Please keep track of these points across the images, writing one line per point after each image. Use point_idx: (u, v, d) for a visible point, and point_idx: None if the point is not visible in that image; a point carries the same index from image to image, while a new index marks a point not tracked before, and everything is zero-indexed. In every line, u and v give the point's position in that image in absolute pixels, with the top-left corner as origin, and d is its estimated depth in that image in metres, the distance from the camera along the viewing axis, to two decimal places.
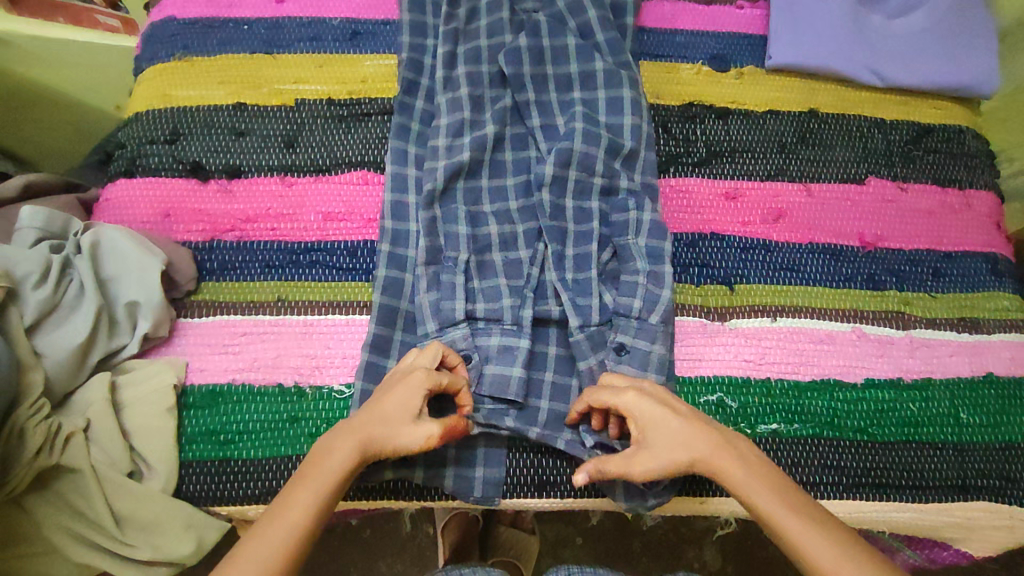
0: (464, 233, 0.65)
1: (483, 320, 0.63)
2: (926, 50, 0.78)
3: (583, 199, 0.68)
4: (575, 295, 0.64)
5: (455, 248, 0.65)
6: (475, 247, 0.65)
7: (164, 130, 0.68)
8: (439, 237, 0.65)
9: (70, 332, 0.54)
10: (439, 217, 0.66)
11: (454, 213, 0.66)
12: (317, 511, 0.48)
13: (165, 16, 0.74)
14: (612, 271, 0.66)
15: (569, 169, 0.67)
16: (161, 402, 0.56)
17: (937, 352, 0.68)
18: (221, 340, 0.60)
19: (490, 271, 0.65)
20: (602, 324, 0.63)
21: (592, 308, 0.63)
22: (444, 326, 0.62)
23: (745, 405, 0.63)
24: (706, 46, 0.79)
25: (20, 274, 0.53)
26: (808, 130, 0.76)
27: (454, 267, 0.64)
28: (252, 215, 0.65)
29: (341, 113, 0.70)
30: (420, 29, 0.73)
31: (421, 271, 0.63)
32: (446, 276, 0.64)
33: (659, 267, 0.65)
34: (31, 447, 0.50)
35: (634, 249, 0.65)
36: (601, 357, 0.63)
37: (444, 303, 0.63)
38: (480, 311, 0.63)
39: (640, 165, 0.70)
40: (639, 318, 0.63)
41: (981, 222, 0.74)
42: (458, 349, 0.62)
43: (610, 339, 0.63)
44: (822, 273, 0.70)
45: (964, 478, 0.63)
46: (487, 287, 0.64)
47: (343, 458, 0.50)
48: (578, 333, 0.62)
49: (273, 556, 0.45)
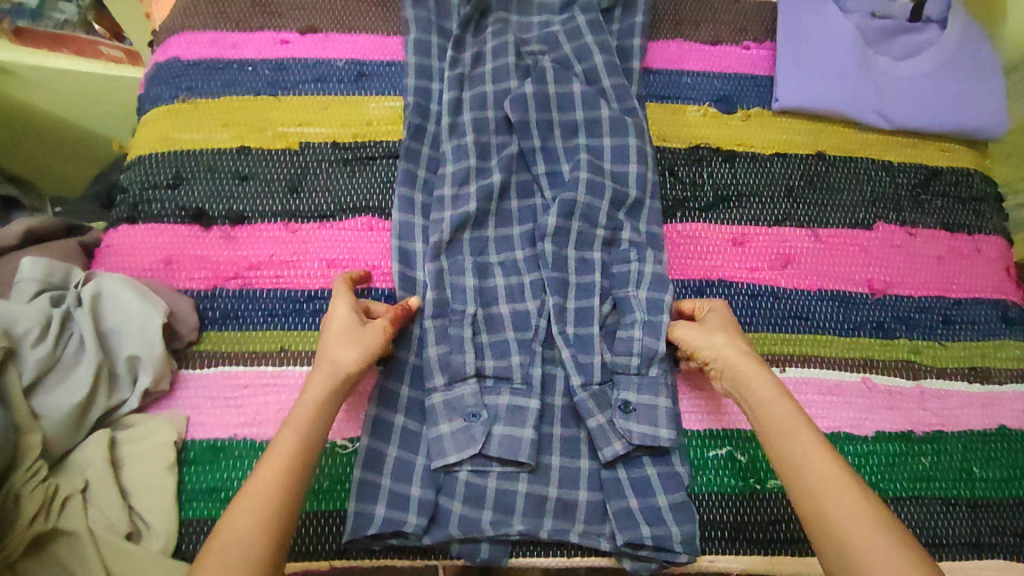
0: (471, 285, 0.65)
1: (494, 377, 0.62)
2: (933, 93, 0.78)
3: (587, 250, 0.67)
4: (576, 352, 0.63)
5: (462, 302, 0.64)
6: (482, 297, 0.65)
7: (167, 174, 0.68)
8: (446, 289, 0.64)
9: (69, 389, 0.53)
10: (445, 268, 0.65)
11: (460, 264, 0.65)
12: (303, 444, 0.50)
13: (169, 57, 0.74)
14: (612, 326, 0.65)
15: (572, 221, 0.67)
16: (162, 459, 0.55)
17: (949, 403, 0.67)
18: (222, 393, 0.59)
19: (498, 326, 0.64)
20: (603, 383, 0.63)
21: (594, 366, 0.63)
22: (452, 380, 0.61)
23: (755, 460, 0.62)
24: (712, 88, 0.79)
25: (19, 331, 0.52)
26: (815, 174, 0.75)
27: (461, 320, 0.63)
28: (255, 262, 0.64)
29: (345, 156, 0.69)
30: (425, 72, 0.73)
31: (428, 325, 0.62)
32: (453, 330, 0.63)
33: (658, 319, 0.64)
34: (28, 512, 0.49)
35: (634, 302, 0.65)
36: (608, 416, 0.61)
37: (453, 356, 0.62)
38: (490, 367, 0.62)
39: (645, 214, 0.69)
40: (642, 372, 0.63)
41: (990, 268, 0.74)
42: (466, 405, 0.60)
43: (613, 399, 0.62)
44: (831, 321, 0.69)
45: (978, 536, 0.62)
46: (494, 342, 0.63)
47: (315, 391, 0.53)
48: (581, 390, 0.62)
49: (268, 493, 0.47)
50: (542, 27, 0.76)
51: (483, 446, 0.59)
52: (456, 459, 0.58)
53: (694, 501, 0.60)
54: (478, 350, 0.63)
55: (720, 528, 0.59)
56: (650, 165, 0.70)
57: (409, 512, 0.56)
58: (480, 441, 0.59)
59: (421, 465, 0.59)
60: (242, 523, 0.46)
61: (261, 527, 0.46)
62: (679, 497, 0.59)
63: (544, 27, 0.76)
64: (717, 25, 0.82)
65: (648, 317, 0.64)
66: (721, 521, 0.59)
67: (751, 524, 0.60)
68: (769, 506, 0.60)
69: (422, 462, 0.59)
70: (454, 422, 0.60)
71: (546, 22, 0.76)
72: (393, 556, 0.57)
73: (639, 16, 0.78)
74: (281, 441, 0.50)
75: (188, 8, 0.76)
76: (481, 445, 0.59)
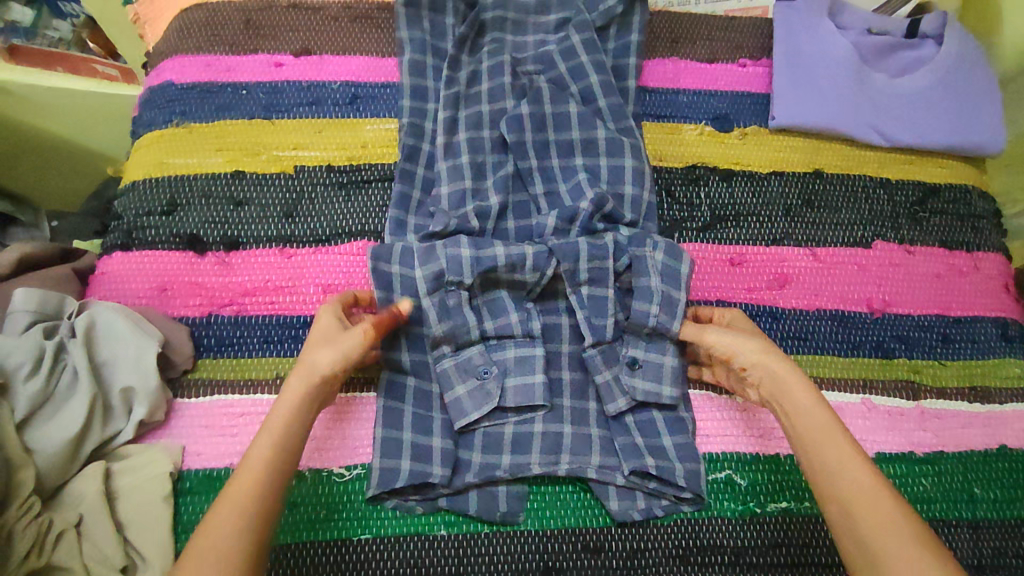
0: (468, 256, 0.63)
1: (495, 338, 0.64)
2: (930, 110, 0.78)
3: None
4: (591, 314, 0.65)
5: (459, 273, 0.63)
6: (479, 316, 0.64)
7: (161, 200, 0.67)
8: (438, 262, 0.63)
9: (63, 422, 0.53)
10: (444, 268, 0.63)
11: (457, 258, 0.63)
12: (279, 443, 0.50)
13: (163, 80, 0.73)
14: (624, 285, 0.66)
15: (572, 225, 0.67)
16: (158, 490, 0.54)
17: (949, 424, 0.66)
18: (218, 422, 0.59)
19: (499, 350, 0.64)
20: (614, 340, 0.65)
21: (607, 327, 0.64)
22: (459, 347, 0.63)
23: (755, 482, 0.62)
24: (709, 106, 0.78)
25: (12, 365, 0.52)
26: (813, 193, 0.75)
27: (460, 290, 0.63)
28: (251, 288, 0.64)
29: (340, 180, 0.69)
30: (420, 93, 0.73)
31: (427, 302, 0.62)
32: (452, 302, 0.63)
33: (671, 287, 0.64)
34: (20, 550, 0.48)
35: (649, 262, 0.64)
36: (616, 372, 0.64)
37: (459, 326, 0.63)
38: (490, 329, 0.64)
39: None
40: (648, 335, 0.64)
41: (989, 285, 0.73)
42: (475, 365, 0.63)
43: (622, 355, 0.65)
44: (830, 341, 0.69)
45: (981, 558, 0.61)
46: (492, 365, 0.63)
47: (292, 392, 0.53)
48: (591, 348, 0.65)
49: (243, 492, 0.47)
50: (538, 46, 0.76)
51: (500, 400, 0.62)
52: (478, 415, 0.61)
53: (695, 526, 0.60)
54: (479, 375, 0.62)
55: (721, 552, 0.59)
56: (647, 185, 0.70)
57: (433, 463, 0.59)
58: (496, 397, 0.62)
59: (438, 449, 0.60)
60: (225, 522, 0.46)
61: (244, 528, 0.46)
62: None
63: (539, 46, 0.76)
64: (713, 43, 0.82)
65: (662, 282, 0.64)
66: (720, 546, 0.59)
67: (751, 549, 0.59)
68: (769, 529, 0.60)
69: (441, 446, 0.60)
70: (467, 384, 0.62)
71: (542, 40, 0.76)
72: None
73: (634, 34, 0.77)
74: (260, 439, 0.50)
75: (182, 31, 0.76)
76: (498, 398, 0.62)
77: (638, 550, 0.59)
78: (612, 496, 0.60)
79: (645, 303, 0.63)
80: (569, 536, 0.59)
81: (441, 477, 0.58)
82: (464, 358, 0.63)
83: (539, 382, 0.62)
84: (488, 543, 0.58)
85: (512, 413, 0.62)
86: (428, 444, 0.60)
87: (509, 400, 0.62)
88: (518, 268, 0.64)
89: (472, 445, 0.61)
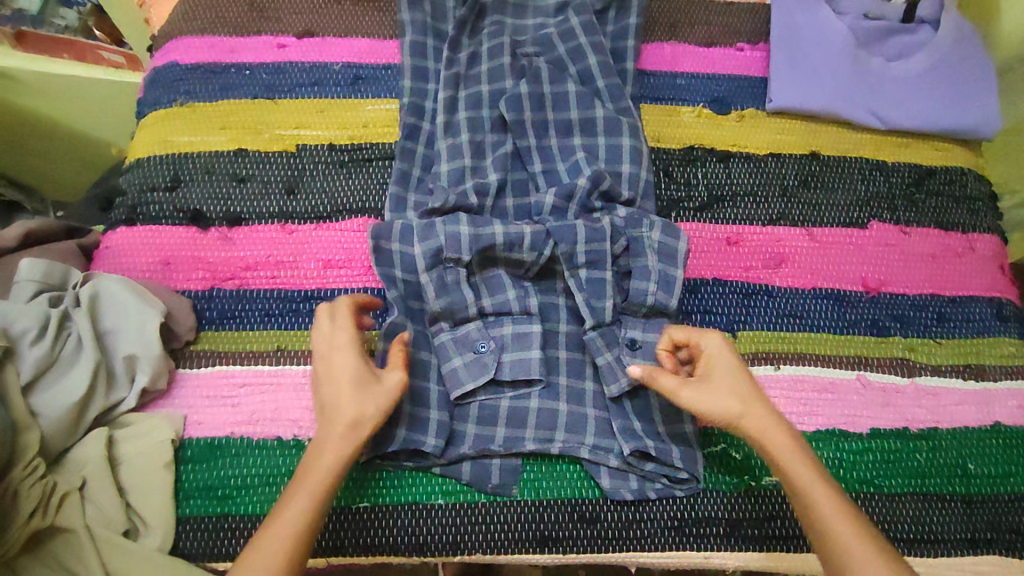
0: (467, 233, 0.63)
1: (494, 314, 0.65)
2: (926, 93, 0.78)
3: None
4: (589, 297, 0.65)
5: (457, 250, 0.63)
6: (476, 292, 0.65)
7: (165, 176, 0.68)
8: (436, 238, 0.63)
9: (68, 388, 0.54)
10: (442, 246, 0.63)
11: (456, 235, 0.63)
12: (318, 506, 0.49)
13: (168, 61, 0.75)
14: (623, 267, 0.67)
15: (570, 203, 0.68)
16: (159, 457, 0.55)
17: (944, 400, 0.67)
18: (219, 392, 0.60)
19: (497, 327, 0.65)
20: (613, 322, 0.65)
21: (606, 309, 0.64)
22: (457, 323, 0.64)
23: (750, 456, 0.63)
24: (706, 89, 0.79)
25: (17, 331, 0.53)
26: (809, 174, 0.76)
27: (457, 267, 0.64)
28: (252, 263, 0.65)
29: (342, 158, 0.70)
30: (421, 74, 0.74)
31: (424, 278, 0.63)
32: (450, 278, 0.64)
33: (669, 270, 0.65)
34: (25, 508, 0.49)
35: (645, 244, 0.66)
36: (616, 354, 0.64)
37: (457, 302, 0.64)
38: (489, 306, 0.65)
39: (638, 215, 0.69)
40: (645, 314, 0.65)
41: (985, 266, 0.74)
42: (474, 341, 0.63)
43: (621, 336, 0.65)
44: (826, 319, 0.69)
45: (974, 532, 0.62)
46: (490, 340, 0.63)
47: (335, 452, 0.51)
48: (591, 331, 0.64)
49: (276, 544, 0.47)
50: (537, 29, 0.77)
51: (496, 372, 0.62)
52: (473, 386, 0.61)
53: (690, 499, 0.60)
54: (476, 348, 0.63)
55: (716, 525, 0.59)
56: (645, 165, 0.71)
57: (428, 434, 0.59)
58: (492, 367, 0.62)
59: (432, 419, 0.60)
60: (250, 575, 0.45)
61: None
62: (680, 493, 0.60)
63: (539, 29, 0.77)
64: (711, 27, 0.83)
65: (660, 263, 0.66)
66: (715, 517, 0.60)
67: (745, 521, 0.60)
68: (764, 503, 0.60)
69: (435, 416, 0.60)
70: (465, 356, 0.62)
71: (541, 24, 0.77)
72: (389, 552, 0.57)
73: (633, 18, 0.78)
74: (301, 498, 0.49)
75: (187, 13, 0.77)
76: (494, 371, 0.62)
77: (633, 521, 0.59)
78: (608, 469, 0.60)
79: (643, 282, 0.65)
80: (565, 507, 0.59)
81: (433, 447, 0.59)
82: (463, 333, 0.64)
83: (536, 357, 0.63)
84: (484, 512, 0.59)
85: (509, 387, 0.63)
86: (423, 415, 0.60)
87: (505, 374, 0.62)
88: (515, 247, 0.64)
89: (467, 417, 0.62)
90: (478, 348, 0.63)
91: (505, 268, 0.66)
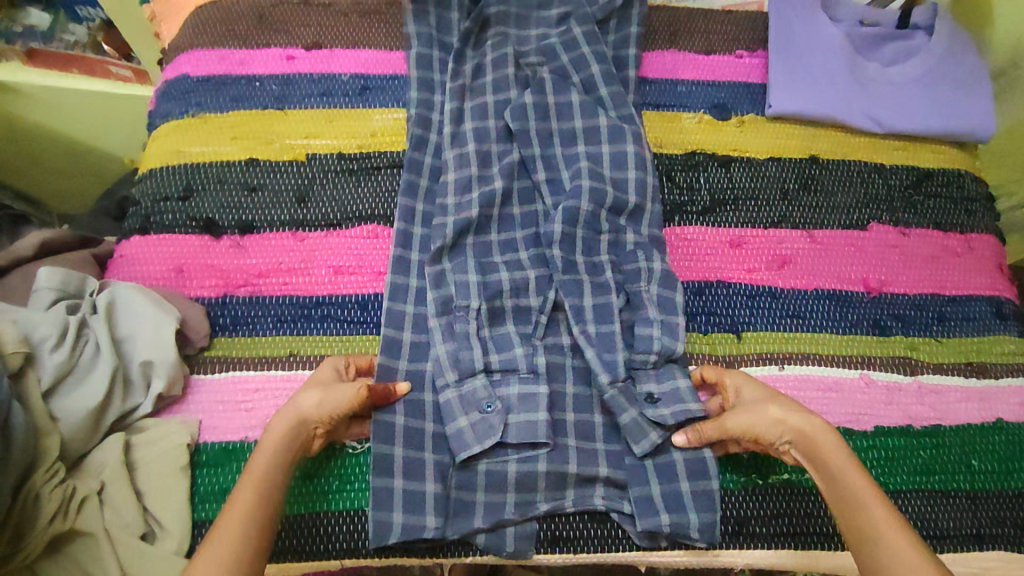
0: (474, 281, 0.65)
1: (500, 372, 0.63)
2: (923, 97, 0.80)
3: (592, 255, 0.69)
4: (600, 351, 0.64)
5: (465, 297, 0.65)
6: (484, 347, 0.63)
7: (178, 186, 0.70)
8: (447, 287, 0.65)
9: (85, 394, 0.55)
10: (452, 294, 0.65)
11: (464, 283, 0.65)
12: (256, 499, 0.50)
13: (179, 73, 0.76)
14: (625, 322, 0.66)
15: (577, 228, 0.68)
16: (175, 462, 0.56)
17: (946, 397, 0.68)
18: (233, 398, 0.61)
19: (503, 386, 0.62)
20: (628, 379, 0.63)
21: (618, 363, 0.63)
22: (464, 377, 0.62)
23: (758, 453, 0.62)
24: (707, 95, 0.81)
25: (37, 338, 0.54)
26: (809, 177, 0.77)
27: (467, 316, 0.64)
28: (264, 270, 0.66)
29: (350, 166, 0.71)
30: (428, 85, 0.75)
31: (434, 323, 0.63)
32: (459, 326, 0.64)
33: (671, 319, 0.66)
34: (47, 512, 0.50)
35: (645, 297, 0.66)
36: (638, 408, 0.62)
37: (462, 353, 0.63)
38: (496, 362, 0.63)
39: (647, 219, 0.71)
40: (655, 363, 0.64)
41: (983, 265, 0.75)
42: (480, 399, 0.61)
43: (638, 392, 0.63)
44: (829, 319, 0.70)
45: (979, 528, 0.63)
46: (496, 399, 0.61)
47: (276, 435, 0.53)
48: (610, 389, 0.61)
49: (223, 540, 0.47)
50: (540, 39, 0.79)
51: (502, 436, 0.59)
52: (480, 449, 0.59)
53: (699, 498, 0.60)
54: (481, 408, 0.60)
55: (724, 523, 0.60)
56: (649, 172, 0.72)
57: (426, 514, 0.57)
58: (499, 430, 0.59)
59: (431, 493, 0.58)
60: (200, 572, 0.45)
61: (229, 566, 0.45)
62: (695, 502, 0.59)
63: (542, 39, 0.79)
64: (710, 35, 0.85)
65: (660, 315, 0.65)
66: (723, 517, 0.60)
67: (754, 519, 0.60)
68: (770, 501, 0.61)
69: (434, 491, 0.58)
70: (471, 416, 0.60)
71: (544, 34, 0.79)
72: (400, 554, 0.58)
73: (634, 28, 0.80)
74: (241, 490, 0.50)
75: (198, 27, 0.78)
76: (500, 434, 0.59)
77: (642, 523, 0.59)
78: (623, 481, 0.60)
79: (646, 329, 0.65)
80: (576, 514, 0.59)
81: (434, 530, 0.56)
82: (468, 390, 0.61)
83: (543, 419, 0.60)
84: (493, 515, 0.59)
85: (513, 450, 0.60)
86: (419, 490, 0.58)
87: (510, 437, 0.59)
88: (521, 291, 0.66)
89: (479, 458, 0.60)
90: (484, 407, 0.61)
91: (515, 326, 0.65)
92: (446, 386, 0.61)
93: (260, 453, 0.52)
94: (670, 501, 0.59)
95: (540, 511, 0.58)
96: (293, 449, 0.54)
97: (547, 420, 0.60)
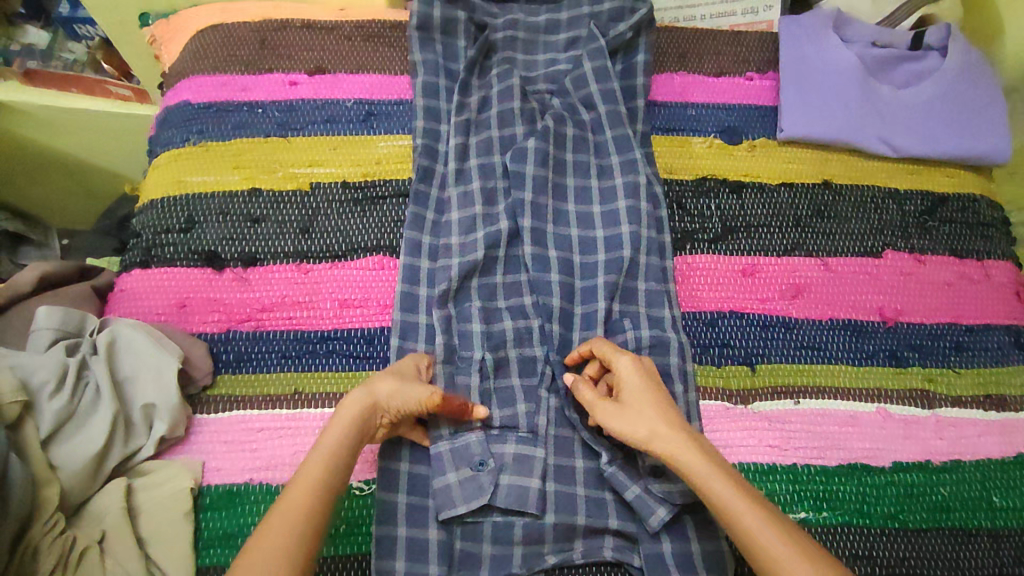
0: (479, 331, 0.64)
1: (500, 427, 0.61)
2: (937, 120, 0.78)
3: (591, 300, 0.67)
4: None
5: (471, 349, 0.63)
6: (487, 402, 0.62)
7: (179, 218, 0.68)
8: (454, 339, 0.64)
9: (86, 439, 0.53)
10: (456, 343, 0.63)
11: (468, 333, 0.64)
12: (321, 481, 0.49)
13: (180, 100, 0.75)
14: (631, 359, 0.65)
15: (573, 277, 0.68)
16: (177, 508, 0.54)
17: (965, 431, 0.66)
18: (238, 438, 0.59)
19: (499, 443, 0.60)
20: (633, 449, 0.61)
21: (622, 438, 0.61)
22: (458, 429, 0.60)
23: (772, 492, 0.62)
24: (717, 119, 0.79)
25: (36, 383, 0.53)
26: (822, 204, 0.76)
27: (472, 368, 0.62)
28: (269, 303, 0.65)
29: (355, 195, 0.70)
30: (433, 114, 0.74)
31: (439, 368, 0.61)
32: (461, 379, 0.62)
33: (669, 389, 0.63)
34: (45, 566, 0.48)
35: None
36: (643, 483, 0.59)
37: None
38: (497, 418, 0.61)
39: (641, 272, 0.68)
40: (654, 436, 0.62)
41: (1001, 292, 0.74)
42: (472, 454, 0.59)
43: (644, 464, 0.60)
44: (845, 351, 0.69)
45: (1002, 567, 0.61)
46: (489, 457, 0.59)
47: (349, 415, 0.52)
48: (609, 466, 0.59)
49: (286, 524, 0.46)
50: (548, 65, 0.78)
51: (490, 497, 0.57)
52: (465, 509, 0.57)
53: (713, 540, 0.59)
54: (474, 465, 0.59)
55: (742, 565, 0.58)
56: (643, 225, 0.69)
57: (428, 562, 0.56)
58: (487, 491, 0.57)
59: (435, 542, 0.56)
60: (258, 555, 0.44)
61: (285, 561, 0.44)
62: (710, 543, 0.58)
63: (550, 64, 0.78)
64: (720, 57, 0.83)
65: None
66: (739, 560, 0.58)
67: None
68: None
69: (436, 537, 0.56)
70: (460, 471, 0.58)
71: (552, 60, 0.78)
72: None
73: (641, 54, 0.79)
74: (309, 464, 0.49)
75: (199, 52, 0.77)
76: (489, 495, 0.57)
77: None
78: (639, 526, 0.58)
79: None
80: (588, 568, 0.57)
81: None
82: (461, 444, 0.59)
83: (535, 488, 0.58)
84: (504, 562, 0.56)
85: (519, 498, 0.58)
86: (422, 537, 0.56)
87: (498, 499, 0.57)
88: (526, 342, 0.64)
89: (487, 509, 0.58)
90: (476, 464, 0.59)
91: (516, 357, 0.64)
92: (438, 437, 0.59)
93: (332, 428, 0.51)
94: (685, 547, 0.57)
95: (549, 563, 0.56)
96: (362, 436, 0.52)
97: (540, 489, 0.58)
